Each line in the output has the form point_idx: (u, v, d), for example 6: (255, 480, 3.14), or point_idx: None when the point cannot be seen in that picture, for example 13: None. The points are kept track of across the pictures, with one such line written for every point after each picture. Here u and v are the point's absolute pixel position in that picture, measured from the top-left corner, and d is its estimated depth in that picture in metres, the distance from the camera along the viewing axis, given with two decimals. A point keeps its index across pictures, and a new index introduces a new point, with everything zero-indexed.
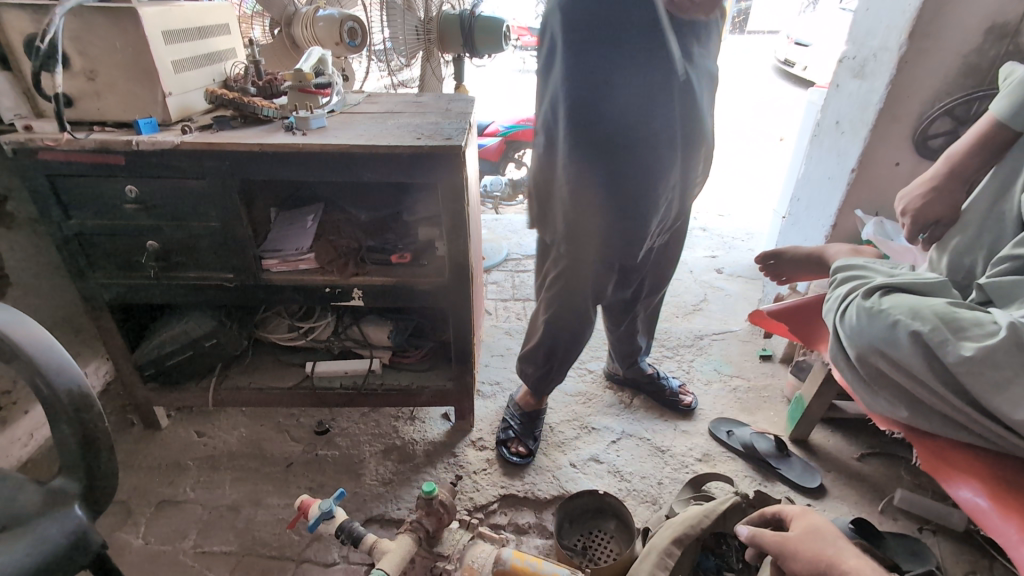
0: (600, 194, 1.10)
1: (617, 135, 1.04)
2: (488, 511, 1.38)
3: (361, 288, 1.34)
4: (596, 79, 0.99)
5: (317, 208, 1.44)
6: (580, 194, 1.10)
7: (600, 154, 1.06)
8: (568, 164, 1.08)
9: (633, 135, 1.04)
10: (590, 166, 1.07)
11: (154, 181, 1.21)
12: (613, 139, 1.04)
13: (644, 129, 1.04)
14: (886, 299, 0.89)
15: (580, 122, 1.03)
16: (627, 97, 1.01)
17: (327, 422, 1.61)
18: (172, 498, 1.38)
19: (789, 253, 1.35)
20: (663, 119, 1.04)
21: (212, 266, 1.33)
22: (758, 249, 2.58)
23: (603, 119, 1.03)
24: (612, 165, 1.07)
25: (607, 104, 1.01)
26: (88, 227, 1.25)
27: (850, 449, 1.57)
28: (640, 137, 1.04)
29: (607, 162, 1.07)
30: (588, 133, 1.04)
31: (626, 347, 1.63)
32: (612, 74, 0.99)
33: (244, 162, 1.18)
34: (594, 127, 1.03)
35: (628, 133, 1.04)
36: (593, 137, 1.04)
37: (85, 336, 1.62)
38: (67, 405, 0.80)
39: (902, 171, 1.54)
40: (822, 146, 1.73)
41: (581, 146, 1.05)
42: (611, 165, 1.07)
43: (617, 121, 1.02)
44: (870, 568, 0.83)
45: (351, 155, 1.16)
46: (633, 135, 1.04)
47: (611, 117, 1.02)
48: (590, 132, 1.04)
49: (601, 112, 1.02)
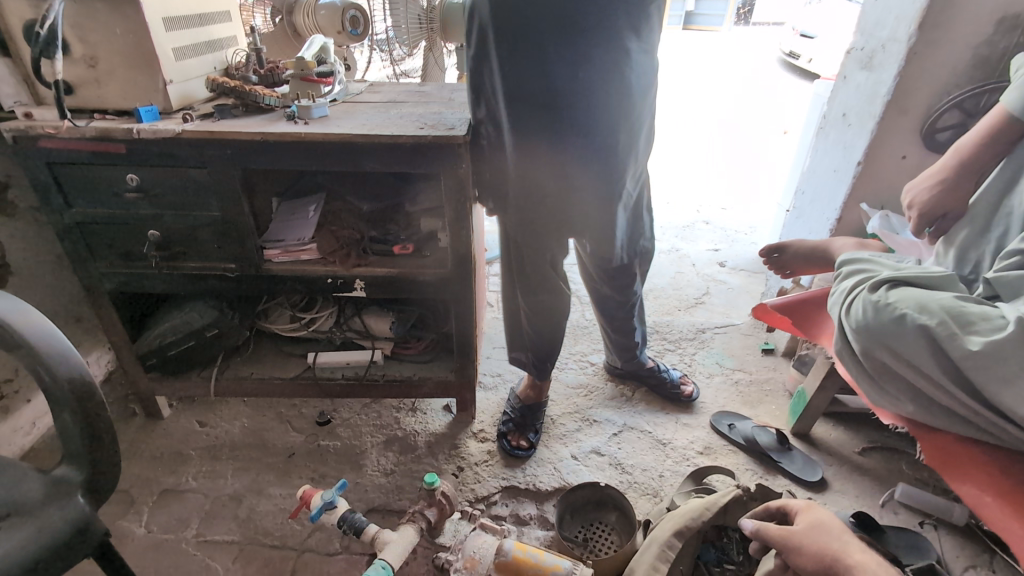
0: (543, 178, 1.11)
1: (562, 121, 1.04)
2: (490, 501, 1.38)
3: (363, 279, 1.33)
4: (534, 65, 0.99)
5: (318, 198, 1.43)
6: (529, 180, 1.12)
7: (546, 140, 1.06)
8: (516, 151, 1.08)
9: (579, 121, 1.03)
10: (537, 152, 1.08)
11: (154, 170, 1.20)
12: (557, 127, 1.04)
13: (590, 114, 1.03)
14: (892, 292, 0.88)
15: (522, 110, 1.03)
16: (568, 82, 1.00)
17: (328, 413, 1.61)
18: (174, 487, 1.39)
19: (793, 246, 1.34)
20: (608, 103, 1.03)
21: (213, 256, 1.33)
22: (761, 243, 2.57)
23: (546, 106, 1.02)
24: (560, 151, 1.07)
25: (545, 90, 1.00)
26: (88, 216, 1.25)
27: (852, 443, 1.57)
28: (586, 122, 1.04)
29: (553, 148, 1.07)
30: (531, 120, 1.04)
31: (626, 341, 1.62)
32: (550, 59, 0.98)
33: (245, 151, 1.17)
34: (536, 114, 1.03)
35: (573, 119, 1.03)
36: (537, 125, 1.04)
37: (87, 325, 1.62)
38: (69, 394, 0.79)
39: (909, 164, 1.53)
40: (828, 138, 1.72)
41: (523, 135, 1.06)
42: (558, 151, 1.07)
43: (559, 107, 1.02)
44: (875, 562, 0.84)
45: (353, 144, 1.15)
46: (578, 121, 1.04)
47: (555, 103, 1.02)
48: (533, 119, 1.04)
49: (545, 98, 1.01)
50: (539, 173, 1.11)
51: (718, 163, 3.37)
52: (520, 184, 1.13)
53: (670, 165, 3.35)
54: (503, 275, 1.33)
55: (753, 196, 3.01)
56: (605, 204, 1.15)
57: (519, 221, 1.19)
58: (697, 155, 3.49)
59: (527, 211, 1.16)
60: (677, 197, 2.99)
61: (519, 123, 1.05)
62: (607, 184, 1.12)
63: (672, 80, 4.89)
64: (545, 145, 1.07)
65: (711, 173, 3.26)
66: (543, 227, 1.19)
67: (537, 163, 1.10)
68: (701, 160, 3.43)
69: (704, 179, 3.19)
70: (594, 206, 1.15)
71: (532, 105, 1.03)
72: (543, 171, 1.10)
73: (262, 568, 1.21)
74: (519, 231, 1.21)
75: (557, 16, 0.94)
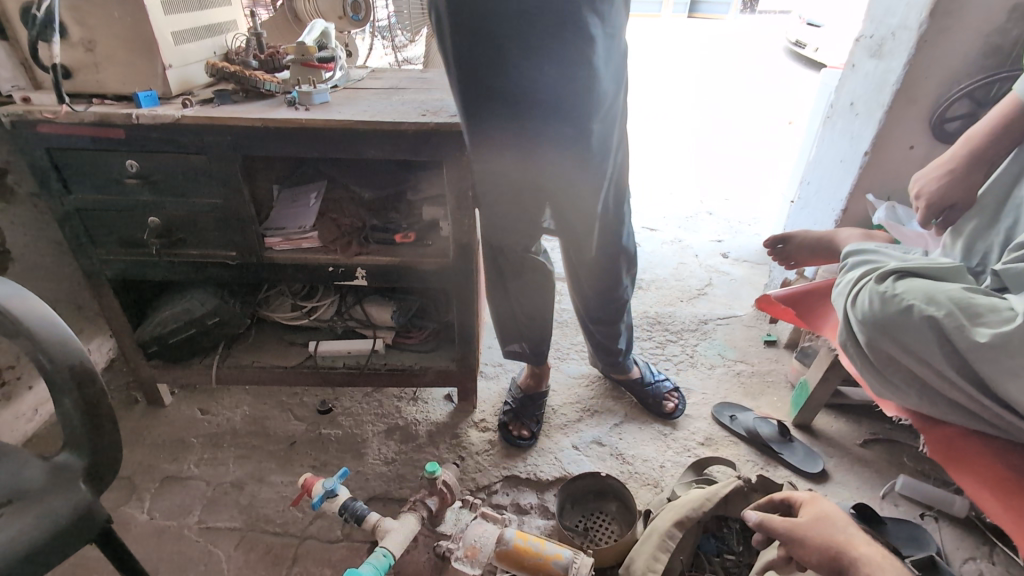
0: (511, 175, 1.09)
1: (525, 116, 1.00)
2: (491, 490, 1.38)
3: (364, 268, 1.33)
4: (492, 60, 0.94)
5: (319, 186, 1.42)
6: (500, 177, 1.10)
7: (509, 135, 1.03)
8: (483, 150, 1.06)
9: (543, 115, 1.00)
10: (503, 150, 1.06)
11: (154, 156, 1.19)
12: (520, 123, 1.01)
13: (554, 108, 0.99)
14: (899, 283, 0.87)
15: (483, 109, 1.00)
16: (527, 78, 0.95)
17: (330, 402, 1.61)
18: (177, 474, 1.39)
19: (798, 237, 1.33)
20: (573, 96, 0.98)
21: (214, 244, 1.32)
22: (764, 234, 2.55)
23: (507, 102, 0.98)
24: (527, 147, 1.04)
25: (503, 88, 0.97)
26: (88, 202, 1.24)
27: (854, 435, 1.56)
28: (552, 117, 1.00)
29: (519, 145, 1.04)
30: (493, 117, 1.01)
31: (608, 345, 1.52)
32: (507, 53, 0.93)
33: (245, 137, 1.15)
34: (498, 110, 1.00)
35: (536, 114, 1.00)
36: (500, 121, 1.01)
37: (88, 312, 1.61)
38: (70, 380, 0.79)
39: (917, 155, 1.51)
40: (835, 128, 1.69)
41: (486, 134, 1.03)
42: (524, 147, 1.04)
43: (521, 102, 0.98)
44: (881, 555, 0.83)
45: (354, 131, 1.14)
46: (541, 115, 1.00)
47: (516, 99, 0.98)
48: (496, 115, 1.01)
49: (504, 96, 0.97)
50: (508, 173, 1.09)
51: (721, 154, 3.34)
52: (488, 181, 1.11)
53: (672, 156, 3.32)
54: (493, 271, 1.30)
55: (756, 186, 2.98)
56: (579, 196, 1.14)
57: (494, 217, 1.18)
58: (700, 145, 3.46)
59: (499, 207, 1.15)
60: (680, 187, 2.96)
61: (481, 121, 1.02)
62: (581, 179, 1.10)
63: (678, 70, 4.84)
64: (510, 142, 1.04)
65: (713, 163, 3.23)
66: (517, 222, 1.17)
67: (505, 159, 1.07)
68: (704, 150, 3.40)
69: (707, 170, 3.16)
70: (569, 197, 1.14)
71: (495, 100, 0.99)
72: (512, 168, 1.08)
73: (264, 555, 1.22)
74: (496, 226, 1.20)
75: (508, 5, 0.89)
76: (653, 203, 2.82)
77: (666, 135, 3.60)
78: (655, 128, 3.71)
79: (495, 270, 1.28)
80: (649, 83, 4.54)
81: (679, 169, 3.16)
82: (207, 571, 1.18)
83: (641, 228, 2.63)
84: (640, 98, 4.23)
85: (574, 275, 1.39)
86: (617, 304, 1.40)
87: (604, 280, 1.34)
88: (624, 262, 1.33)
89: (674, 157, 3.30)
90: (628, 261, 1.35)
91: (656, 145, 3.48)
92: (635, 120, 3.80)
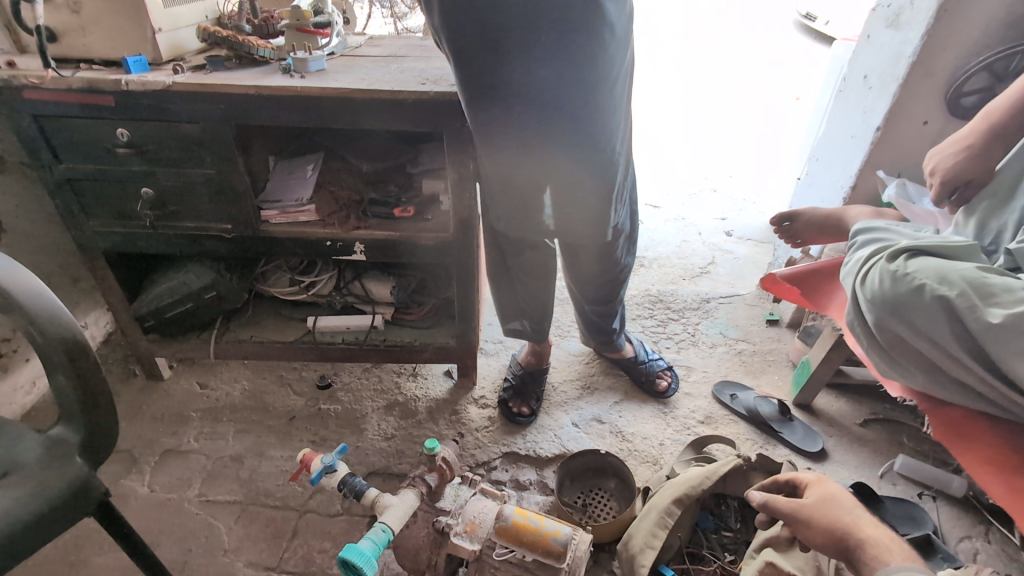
0: (507, 165, 1.08)
1: (519, 106, 0.98)
2: (490, 466, 1.39)
3: (362, 242, 1.30)
4: (481, 45, 0.92)
5: (317, 157, 1.38)
6: (498, 168, 1.08)
7: (503, 127, 1.02)
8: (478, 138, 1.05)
9: (538, 103, 0.98)
10: (499, 143, 1.04)
11: (146, 125, 1.15)
12: (514, 113, 0.99)
13: (548, 97, 0.97)
14: (911, 262, 0.84)
15: (476, 96, 0.98)
16: (518, 67, 0.94)
17: (329, 376, 1.60)
18: (176, 448, 1.39)
19: (805, 215, 1.30)
20: (567, 81, 0.96)
21: (209, 216, 1.29)
22: (769, 212, 2.52)
23: (499, 92, 0.97)
24: (517, 131, 1.02)
25: (494, 75, 0.95)
26: (79, 172, 1.21)
27: (853, 415, 1.56)
28: (546, 105, 0.99)
29: (515, 131, 1.02)
30: (487, 104, 0.99)
31: (603, 324, 1.51)
32: (496, 39, 0.91)
33: (240, 106, 1.12)
34: (491, 101, 0.98)
35: (530, 103, 0.98)
36: (493, 114, 1.00)
37: (84, 285, 1.59)
38: (62, 354, 0.77)
39: (930, 130, 1.47)
40: (847, 102, 1.64)
41: (481, 123, 1.02)
42: (521, 138, 1.03)
43: (508, 86, 0.96)
44: (888, 537, 0.84)
45: (351, 100, 1.10)
46: (535, 105, 0.99)
47: (508, 89, 0.96)
48: (486, 100, 0.98)
49: (496, 85, 0.96)
50: (505, 163, 1.08)
51: (727, 130, 3.27)
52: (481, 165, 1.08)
53: (677, 132, 3.25)
54: (490, 250, 1.28)
55: (762, 163, 2.92)
56: (582, 183, 1.12)
57: (491, 203, 1.17)
58: (705, 121, 3.38)
59: (496, 197, 1.15)
60: (683, 164, 2.91)
61: (476, 108, 1.00)
62: (581, 165, 1.08)
63: (685, 42, 4.72)
64: (508, 135, 1.03)
65: (719, 140, 3.16)
66: (513, 211, 1.16)
67: (495, 145, 1.05)
68: (710, 126, 3.32)
69: (712, 146, 3.10)
70: (574, 185, 1.12)
71: (484, 89, 0.98)
72: (511, 162, 1.07)
73: (264, 528, 1.22)
74: (499, 220, 1.19)
75: None
76: (656, 180, 2.77)
77: (671, 110, 3.52)
78: (660, 103, 3.62)
79: (492, 245, 1.27)
80: (654, 57, 4.43)
81: (683, 146, 3.09)
82: (208, 544, 1.19)
83: (644, 205, 2.59)
84: (646, 72, 4.13)
85: (573, 263, 1.37)
86: (616, 284, 1.39)
87: (601, 263, 1.33)
88: (617, 244, 1.29)
89: (679, 133, 3.24)
90: (627, 242, 1.34)
91: (661, 119, 3.41)
92: (640, 94, 3.71)
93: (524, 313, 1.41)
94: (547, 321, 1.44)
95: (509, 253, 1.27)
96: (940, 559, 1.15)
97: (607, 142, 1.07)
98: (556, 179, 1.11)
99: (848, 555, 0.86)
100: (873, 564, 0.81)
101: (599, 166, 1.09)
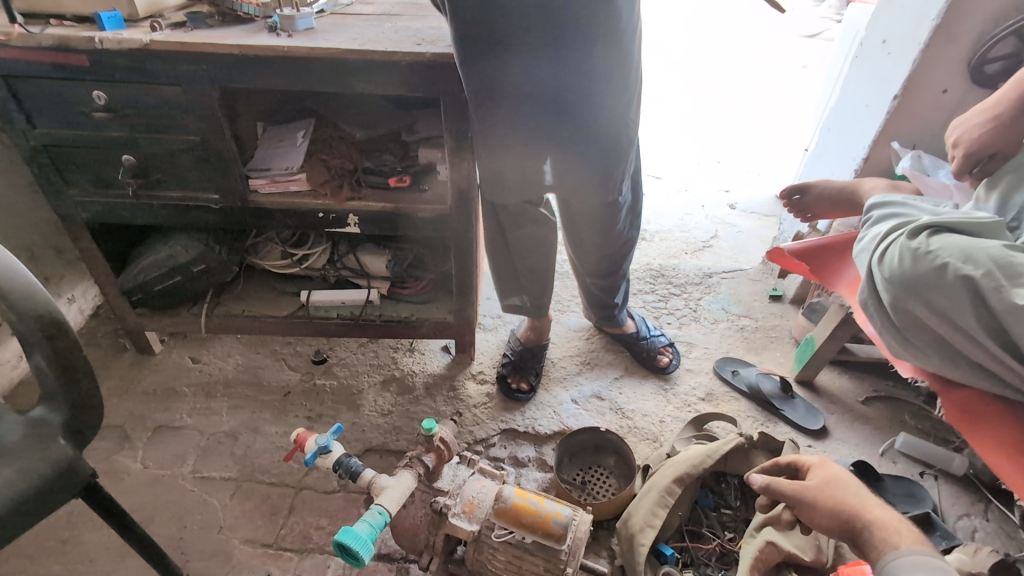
0: (504, 129, 1.02)
1: (519, 64, 0.93)
2: (488, 443, 1.37)
3: (357, 214, 1.25)
4: None
5: (307, 124, 1.31)
6: (495, 132, 1.02)
7: (500, 85, 0.95)
8: (474, 100, 0.98)
9: (541, 63, 0.93)
10: (498, 107, 0.98)
11: (123, 87, 1.08)
12: (514, 73, 0.94)
13: (548, 52, 0.92)
14: (933, 239, 0.80)
15: (473, 53, 0.92)
16: (518, 20, 0.87)
17: (325, 351, 1.56)
18: (169, 423, 1.37)
19: (816, 188, 1.25)
20: (571, 37, 0.90)
21: (194, 185, 1.23)
22: (773, 183, 2.46)
23: (499, 49, 0.91)
24: (515, 90, 0.96)
25: (492, 29, 0.89)
26: (55, 138, 1.14)
27: (855, 392, 1.54)
28: (547, 64, 0.93)
29: (514, 91, 0.96)
30: (485, 61, 0.93)
31: (605, 299, 1.48)
32: None
33: (224, 68, 1.05)
34: (489, 60, 0.92)
35: (531, 62, 0.93)
36: (491, 75, 0.94)
37: (69, 258, 1.54)
38: (38, 332, 0.73)
39: (949, 100, 1.41)
40: (864, 68, 1.57)
41: (478, 83, 0.95)
42: (521, 100, 0.97)
43: (506, 40, 0.90)
44: (894, 519, 0.83)
45: (342, 62, 1.03)
46: (538, 64, 0.93)
47: (506, 44, 0.90)
48: (483, 57, 0.92)
49: (494, 40, 0.90)
50: (503, 127, 1.01)
51: (733, 99, 3.16)
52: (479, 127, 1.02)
53: (681, 101, 3.15)
54: (488, 222, 1.22)
55: (767, 132, 2.84)
56: (585, 148, 1.06)
57: (487, 172, 1.10)
58: (710, 89, 3.27)
59: (493, 163, 1.08)
60: (687, 134, 2.83)
61: (474, 67, 0.93)
62: (583, 128, 1.03)
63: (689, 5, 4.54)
64: (507, 97, 0.97)
65: (725, 109, 3.06)
66: (510, 178, 1.10)
67: (492, 108, 0.99)
68: (714, 94, 3.21)
69: (717, 116, 3.00)
70: (576, 152, 1.06)
71: (480, 44, 0.91)
72: (510, 129, 1.01)
73: (260, 505, 1.21)
74: (497, 190, 1.13)
75: None
76: (659, 150, 2.69)
77: (676, 77, 3.39)
78: (664, 68, 3.49)
79: (491, 217, 1.21)
80: (657, 20, 4.26)
81: (687, 115, 3.00)
82: (203, 521, 1.18)
83: (646, 176, 2.52)
84: (648, 36, 3.98)
85: (573, 236, 1.31)
86: (617, 256, 1.34)
87: (603, 234, 1.27)
88: (619, 215, 1.23)
89: (682, 100, 3.14)
90: (630, 213, 1.28)
91: (665, 86, 3.30)
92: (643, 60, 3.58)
93: (522, 287, 1.37)
94: (547, 297, 1.40)
95: (506, 224, 1.21)
96: (938, 537, 1.16)
97: (611, 103, 1.01)
98: (556, 145, 1.06)
99: (853, 536, 0.85)
100: (879, 547, 0.80)
101: (603, 130, 1.04)
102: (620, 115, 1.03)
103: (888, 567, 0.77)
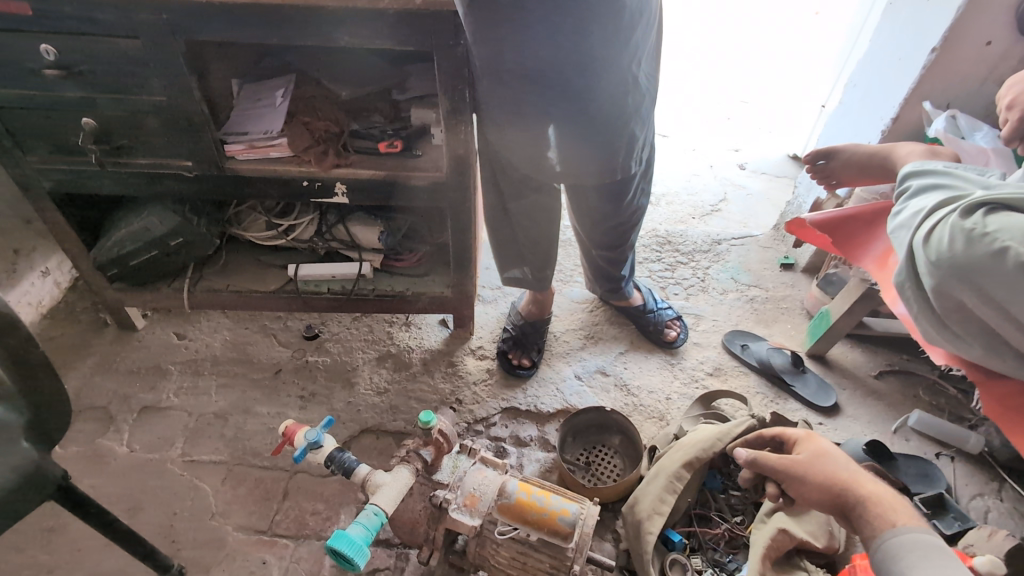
0: (512, 84, 0.90)
1: (530, 8, 0.81)
2: (489, 423, 1.32)
3: (344, 183, 1.15)
4: None
5: (287, 80, 1.18)
6: (503, 87, 0.91)
7: (511, 33, 0.84)
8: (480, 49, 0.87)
9: (559, 11, 0.81)
10: (507, 61, 0.87)
11: (74, 40, 0.95)
12: (526, 18, 0.82)
13: None
14: (990, 218, 0.71)
15: None
16: None
17: (316, 326, 1.49)
18: (156, 404, 1.31)
19: (845, 153, 1.15)
20: None
21: (165, 152, 1.12)
22: (786, 142, 2.33)
23: None
24: (526, 37, 0.84)
25: None
26: (3, 98, 1.03)
27: (868, 366, 1.49)
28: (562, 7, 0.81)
29: (524, 37, 0.84)
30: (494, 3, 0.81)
31: (612, 271, 1.40)
32: None
33: (187, 16, 0.92)
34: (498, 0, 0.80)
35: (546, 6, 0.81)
36: (501, 22, 0.83)
37: (39, 228, 1.44)
38: None
39: (992, 53, 1.29)
40: (898, 16, 1.43)
41: (485, 28, 0.84)
42: (533, 52, 0.85)
43: None
44: (888, 493, 0.78)
45: (323, 10, 0.90)
46: (555, 12, 0.81)
47: None
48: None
49: None
50: (512, 81, 0.90)
51: (744, 47, 2.95)
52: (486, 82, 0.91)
53: (690, 52, 2.95)
54: (491, 190, 1.13)
55: (780, 84, 2.68)
56: (601, 110, 0.94)
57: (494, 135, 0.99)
58: (724, 37, 3.04)
59: (500, 125, 0.97)
60: (694, 87, 2.67)
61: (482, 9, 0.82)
62: (599, 88, 0.91)
63: None
64: (517, 48, 0.85)
65: (734, 60, 2.88)
66: (517, 142, 0.99)
67: (500, 58, 0.87)
68: (724, 41, 3.00)
69: (729, 69, 2.83)
70: (590, 117, 0.94)
71: None
72: (519, 87, 0.90)
73: (253, 490, 1.17)
74: (500, 152, 1.03)
75: None
76: (666, 105, 2.54)
77: (685, 22, 3.15)
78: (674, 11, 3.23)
79: (492, 186, 1.12)
80: None
81: (696, 69, 2.82)
82: (195, 507, 1.14)
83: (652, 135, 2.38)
84: None
85: (580, 206, 1.21)
86: (626, 227, 1.25)
87: (610, 204, 1.18)
88: (629, 183, 1.13)
89: (691, 50, 2.96)
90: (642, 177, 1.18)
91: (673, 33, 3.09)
92: None
93: (524, 259, 1.28)
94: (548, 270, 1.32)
95: (511, 191, 1.11)
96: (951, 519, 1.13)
97: (627, 56, 0.90)
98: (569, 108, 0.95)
99: (845, 512, 0.80)
100: (873, 522, 0.75)
101: (619, 87, 0.93)
102: (636, 73, 0.94)
103: (884, 545, 0.72)
